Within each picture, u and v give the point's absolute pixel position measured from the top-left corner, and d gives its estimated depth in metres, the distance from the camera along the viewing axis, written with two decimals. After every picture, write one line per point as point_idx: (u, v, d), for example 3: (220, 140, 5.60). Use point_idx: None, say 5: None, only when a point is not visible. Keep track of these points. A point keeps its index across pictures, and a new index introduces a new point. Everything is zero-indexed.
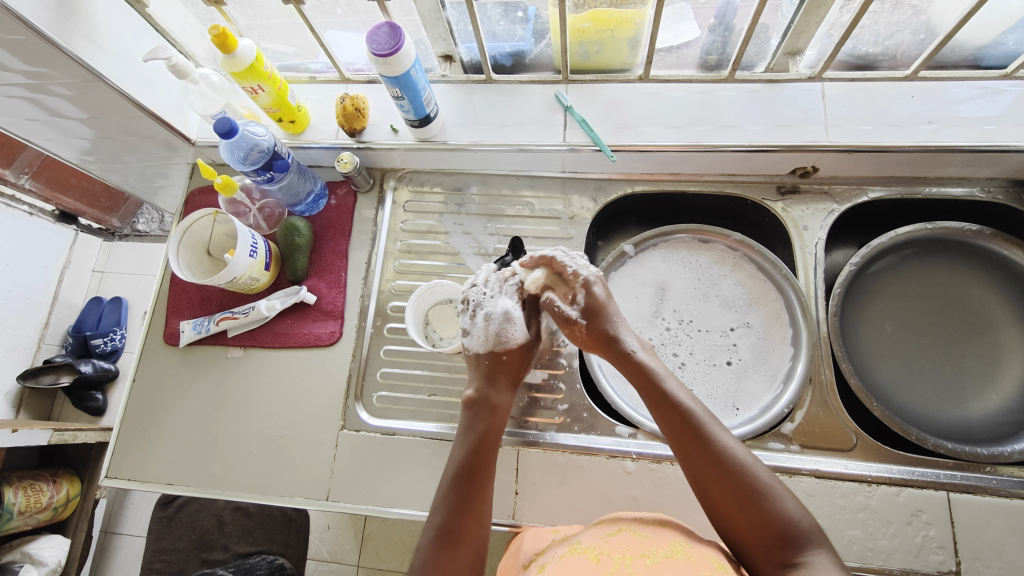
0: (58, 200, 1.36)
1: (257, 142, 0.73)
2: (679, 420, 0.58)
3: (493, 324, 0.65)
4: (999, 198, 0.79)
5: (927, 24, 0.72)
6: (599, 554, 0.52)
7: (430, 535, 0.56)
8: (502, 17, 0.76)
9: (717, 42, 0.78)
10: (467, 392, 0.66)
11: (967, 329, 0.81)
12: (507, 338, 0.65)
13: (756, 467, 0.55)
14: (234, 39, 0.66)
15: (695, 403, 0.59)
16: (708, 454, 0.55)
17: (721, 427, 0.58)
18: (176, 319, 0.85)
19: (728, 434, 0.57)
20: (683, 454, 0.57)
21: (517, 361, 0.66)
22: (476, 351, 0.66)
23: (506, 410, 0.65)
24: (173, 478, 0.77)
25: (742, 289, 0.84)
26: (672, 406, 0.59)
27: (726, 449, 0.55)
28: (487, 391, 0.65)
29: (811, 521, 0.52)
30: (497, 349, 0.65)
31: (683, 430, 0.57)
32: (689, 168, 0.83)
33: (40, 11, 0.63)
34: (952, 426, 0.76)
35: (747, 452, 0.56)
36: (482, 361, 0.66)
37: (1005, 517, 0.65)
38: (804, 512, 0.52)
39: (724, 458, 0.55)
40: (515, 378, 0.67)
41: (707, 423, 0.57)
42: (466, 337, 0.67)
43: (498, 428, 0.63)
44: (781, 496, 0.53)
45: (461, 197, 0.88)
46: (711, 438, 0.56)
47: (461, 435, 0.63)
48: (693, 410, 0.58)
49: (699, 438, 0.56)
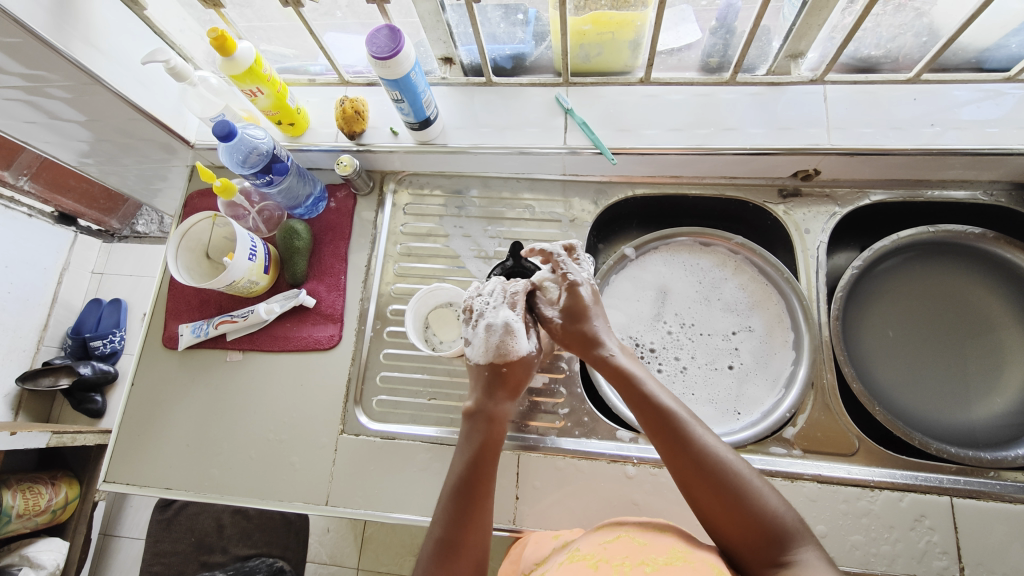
0: (57, 202, 1.36)
1: (256, 146, 0.72)
2: (661, 420, 0.57)
3: (494, 335, 0.62)
4: (1002, 200, 0.78)
5: (930, 27, 0.70)
6: (598, 561, 0.52)
7: (430, 548, 0.56)
8: (502, 20, 0.76)
9: (718, 45, 0.77)
10: (466, 403, 0.65)
11: (971, 332, 0.81)
12: (508, 350, 0.63)
13: (739, 464, 0.54)
14: (233, 42, 0.65)
15: (676, 403, 0.59)
16: (690, 455, 0.54)
17: (704, 426, 0.57)
18: (175, 322, 0.84)
19: (709, 432, 0.57)
20: (666, 454, 0.56)
21: (519, 371, 0.65)
22: (477, 361, 0.65)
23: (504, 421, 0.64)
24: (171, 482, 0.76)
25: (743, 293, 0.83)
26: (652, 406, 0.58)
27: (708, 448, 0.55)
28: (485, 401, 0.64)
29: (796, 518, 0.52)
30: (497, 361, 0.64)
31: (665, 431, 0.57)
32: (691, 171, 0.82)
33: (38, 14, 0.62)
34: (958, 431, 0.75)
35: (729, 450, 0.56)
36: (482, 372, 0.65)
37: (1009, 522, 0.65)
38: (787, 509, 0.52)
39: (707, 457, 0.54)
40: (513, 389, 0.66)
41: (690, 423, 0.56)
42: (468, 346, 0.66)
43: (495, 440, 0.62)
44: (766, 494, 0.53)
45: (461, 199, 0.88)
46: (693, 438, 0.55)
47: (459, 448, 0.63)
48: (674, 409, 0.58)
49: (681, 438, 0.56)
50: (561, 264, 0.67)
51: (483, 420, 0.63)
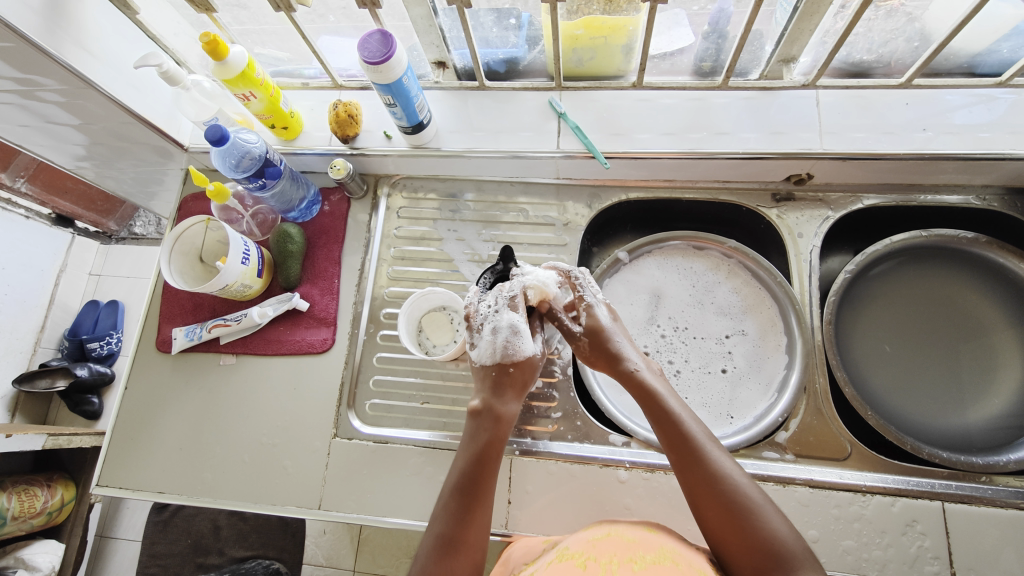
0: (54, 203, 1.35)
1: (249, 150, 0.73)
2: (676, 438, 0.58)
3: (500, 337, 0.66)
4: (994, 205, 0.79)
5: (921, 32, 0.70)
6: (586, 559, 0.52)
7: (430, 543, 0.56)
8: (494, 24, 0.75)
9: (711, 50, 0.77)
10: (471, 402, 0.66)
11: (965, 335, 0.81)
12: (515, 349, 0.66)
13: (750, 489, 0.54)
14: (225, 46, 0.65)
15: (695, 422, 0.60)
16: (704, 474, 0.55)
17: (718, 447, 0.58)
18: (168, 326, 0.84)
19: (724, 452, 0.58)
20: (680, 468, 0.57)
21: (526, 371, 0.68)
22: (484, 362, 0.67)
23: (509, 420, 0.65)
24: (163, 486, 0.76)
25: (736, 297, 0.83)
26: (672, 424, 0.59)
27: (722, 468, 0.56)
28: (493, 400, 0.65)
29: (803, 546, 0.50)
30: (504, 361, 0.66)
31: (680, 447, 0.58)
32: (684, 175, 0.83)
33: (29, 17, 0.62)
34: (953, 435, 0.75)
35: (742, 472, 0.57)
36: (489, 373, 0.67)
37: (1002, 527, 0.64)
38: (795, 536, 0.51)
39: (719, 479, 0.55)
40: (521, 390, 0.68)
41: (704, 441, 0.57)
42: (472, 350, 0.68)
43: (501, 439, 0.63)
44: (775, 518, 0.52)
45: (455, 203, 0.88)
46: (708, 458, 0.56)
47: (465, 444, 0.64)
48: (692, 428, 0.59)
49: (697, 457, 0.57)
50: (578, 287, 0.70)
51: (490, 417, 0.64)
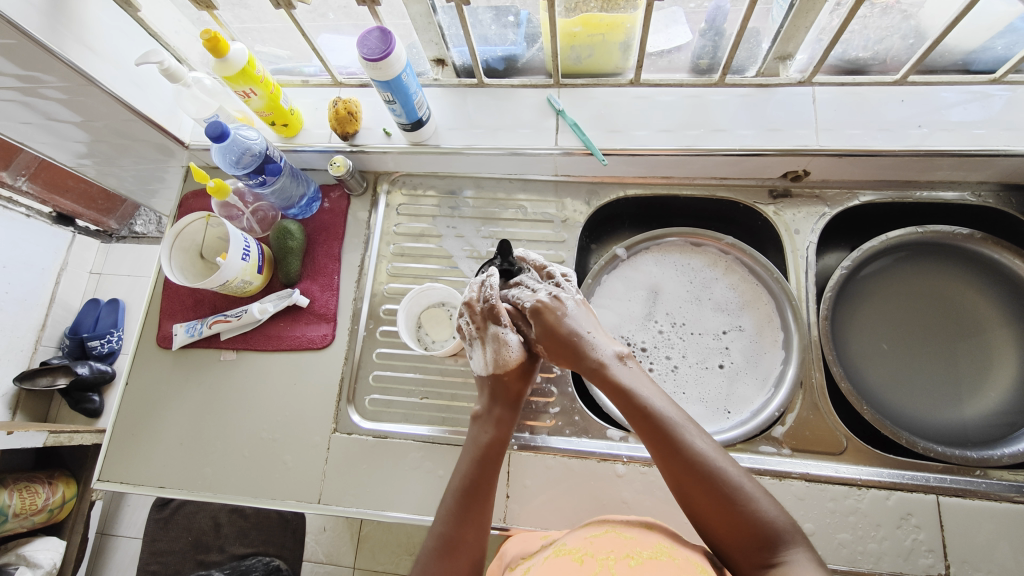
0: (56, 203, 1.37)
1: (249, 146, 0.73)
2: (654, 425, 0.56)
3: (490, 349, 0.66)
4: (990, 201, 0.79)
5: (916, 28, 0.70)
6: (583, 555, 0.52)
7: (432, 544, 0.57)
8: (493, 21, 0.75)
9: (708, 47, 0.78)
10: (475, 408, 0.68)
11: (960, 330, 0.81)
12: (505, 359, 0.66)
13: (731, 470, 0.53)
14: (226, 43, 0.66)
15: (671, 407, 0.58)
16: (685, 461, 0.54)
17: (697, 429, 0.56)
18: (169, 322, 0.85)
19: (702, 433, 0.56)
20: (659, 457, 0.56)
21: (517, 378, 0.67)
22: (480, 372, 0.68)
23: (510, 421, 0.66)
24: (164, 481, 0.77)
25: (734, 293, 0.84)
26: (645, 412, 0.57)
27: (700, 452, 0.54)
28: (490, 407, 0.66)
29: (788, 521, 0.51)
30: (497, 370, 0.66)
31: (655, 435, 0.56)
32: (682, 173, 0.83)
33: (30, 14, 0.63)
34: (948, 429, 0.76)
35: (722, 451, 0.55)
36: (486, 382, 0.68)
37: (996, 520, 0.65)
38: (781, 513, 0.51)
39: (699, 464, 0.54)
40: (517, 396, 0.67)
41: (680, 427, 0.56)
42: (472, 360, 0.70)
43: (502, 439, 0.64)
44: (759, 498, 0.52)
45: (455, 200, 0.88)
46: (687, 443, 0.55)
47: (466, 448, 0.64)
48: (666, 415, 0.57)
49: (673, 444, 0.55)
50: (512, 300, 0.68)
51: (490, 416, 0.65)
